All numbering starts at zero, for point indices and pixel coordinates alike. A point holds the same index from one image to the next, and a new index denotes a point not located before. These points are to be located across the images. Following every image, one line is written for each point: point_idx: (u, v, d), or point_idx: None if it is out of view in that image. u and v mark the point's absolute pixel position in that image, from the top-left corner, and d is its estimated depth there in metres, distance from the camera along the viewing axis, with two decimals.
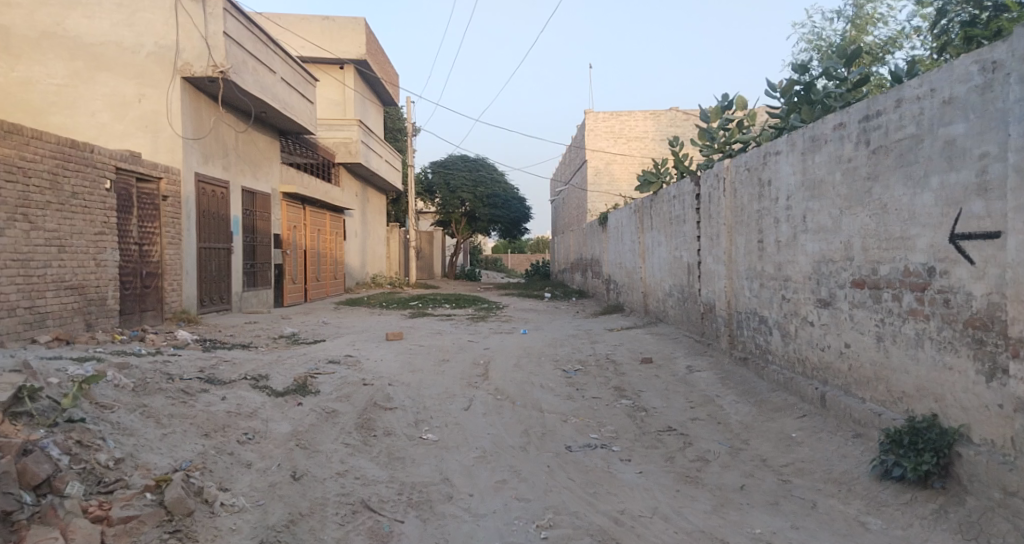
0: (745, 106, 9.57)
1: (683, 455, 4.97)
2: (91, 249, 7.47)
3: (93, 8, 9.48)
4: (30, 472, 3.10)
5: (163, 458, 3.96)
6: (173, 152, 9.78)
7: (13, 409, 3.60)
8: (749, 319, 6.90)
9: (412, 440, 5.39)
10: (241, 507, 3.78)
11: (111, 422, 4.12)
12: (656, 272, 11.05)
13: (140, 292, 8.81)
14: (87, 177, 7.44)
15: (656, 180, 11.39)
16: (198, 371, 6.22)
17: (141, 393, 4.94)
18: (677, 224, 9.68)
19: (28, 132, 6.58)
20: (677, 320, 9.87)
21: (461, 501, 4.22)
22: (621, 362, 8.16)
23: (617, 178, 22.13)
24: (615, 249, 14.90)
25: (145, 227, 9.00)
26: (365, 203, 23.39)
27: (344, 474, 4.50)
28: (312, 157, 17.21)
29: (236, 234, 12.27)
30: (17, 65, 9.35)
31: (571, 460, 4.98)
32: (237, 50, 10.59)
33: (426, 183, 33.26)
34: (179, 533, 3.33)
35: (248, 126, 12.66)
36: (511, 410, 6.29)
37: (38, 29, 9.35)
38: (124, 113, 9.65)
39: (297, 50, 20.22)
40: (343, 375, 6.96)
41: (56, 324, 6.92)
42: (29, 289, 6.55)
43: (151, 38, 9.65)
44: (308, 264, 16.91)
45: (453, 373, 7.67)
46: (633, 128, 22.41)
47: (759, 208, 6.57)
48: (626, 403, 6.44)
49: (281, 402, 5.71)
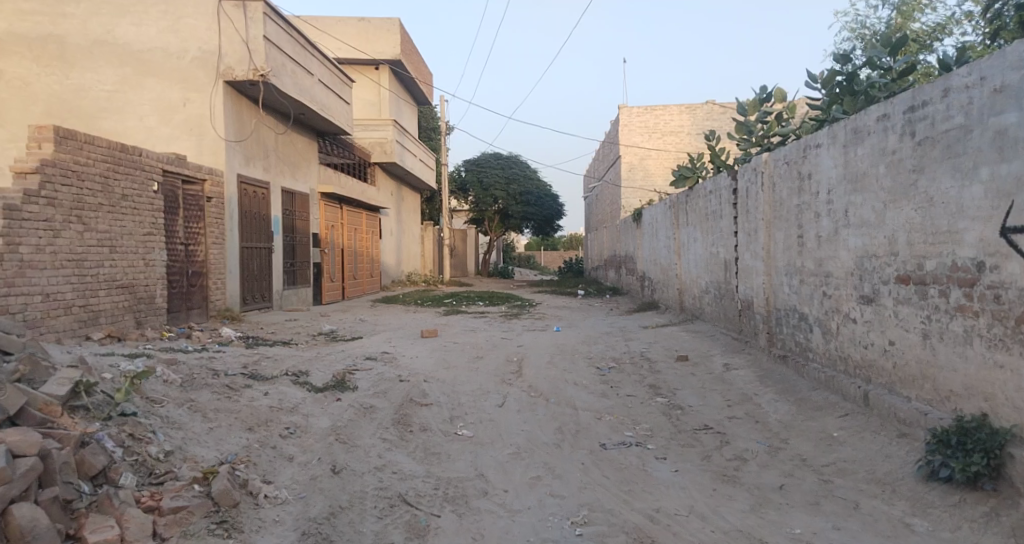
0: (784, 99, 9.36)
1: (720, 454, 4.92)
2: (140, 249, 7.77)
3: (140, 16, 9.82)
4: (87, 462, 3.26)
5: (209, 451, 4.11)
6: (216, 155, 10.08)
7: (71, 403, 3.78)
8: (789, 316, 6.76)
9: (447, 436, 5.46)
10: (284, 499, 3.90)
11: (161, 417, 4.29)
12: (692, 268, 10.91)
13: (186, 290, 9.12)
14: (135, 180, 7.74)
15: (692, 175, 11.23)
16: (242, 367, 6.42)
17: (188, 389, 5.13)
18: (714, 220, 9.53)
19: (81, 138, 6.88)
20: (713, 317, 9.74)
21: (496, 497, 4.26)
22: (656, 360, 8.08)
23: (651, 173, 21.89)
24: (649, 246, 14.78)
25: (190, 227, 9.31)
26: (399, 202, 23.65)
27: (382, 469, 4.59)
28: (349, 158, 17.48)
29: (277, 234, 12.60)
30: (70, 73, 9.72)
31: (606, 457, 4.97)
32: (276, 54, 10.85)
33: (460, 181, 33.51)
34: (226, 523, 3.45)
35: (287, 128, 12.97)
36: (545, 407, 6.30)
37: (90, 38, 9.71)
38: (170, 118, 9.98)
39: (333, 52, 20.54)
40: (380, 371, 7.08)
41: (109, 322, 7.21)
42: (84, 289, 6.83)
43: (194, 45, 9.95)
44: (345, 262, 17.20)
45: (487, 370, 7.72)
46: (668, 122, 22.14)
47: (799, 203, 6.43)
48: (662, 402, 6.38)
49: (321, 398, 5.86)
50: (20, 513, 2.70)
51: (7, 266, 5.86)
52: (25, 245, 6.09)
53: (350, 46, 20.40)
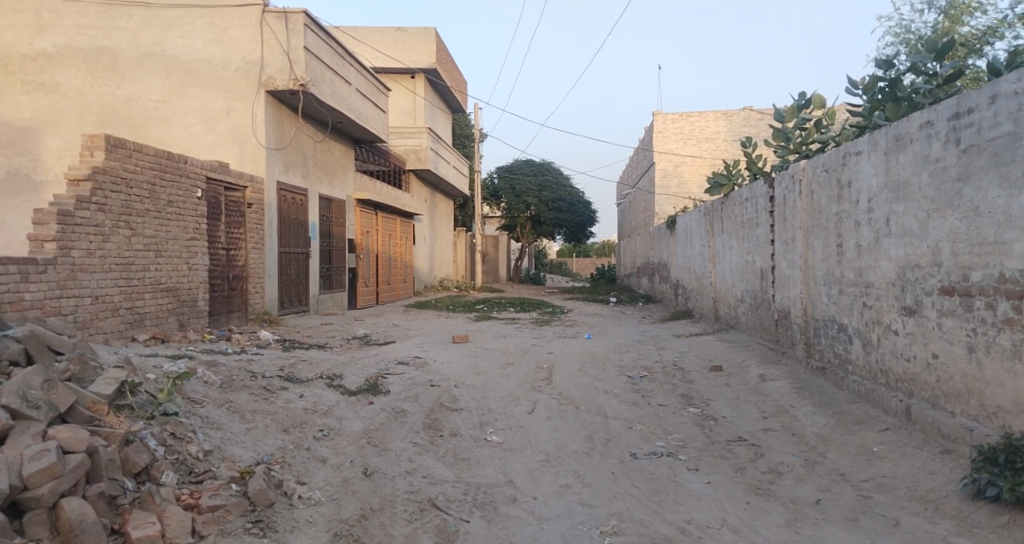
0: (824, 106, 9.16)
1: (755, 466, 4.82)
2: (184, 254, 8.03)
3: (187, 28, 10.21)
4: (132, 460, 3.39)
5: (246, 451, 4.21)
6: (257, 162, 10.32)
7: (117, 402, 3.93)
8: (827, 327, 6.61)
9: (476, 441, 5.49)
10: (318, 500, 3.97)
11: (201, 417, 4.43)
12: (727, 277, 10.74)
13: (227, 294, 9.39)
14: (180, 187, 8.01)
15: (727, 183, 11.08)
16: (279, 369, 6.56)
17: (228, 390, 5.28)
18: (750, 228, 9.37)
19: (131, 146, 7.15)
20: (748, 327, 9.56)
21: (525, 504, 4.26)
22: (689, 369, 7.97)
23: (686, 180, 21.68)
24: (683, 254, 14.61)
25: (231, 233, 9.58)
26: (433, 208, 23.88)
27: (412, 473, 4.64)
28: (384, 165, 17.74)
29: (314, 240, 12.85)
30: (121, 84, 10.14)
31: (636, 467, 4.93)
32: (316, 64, 11.09)
33: (492, 188, 33.66)
34: (261, 522, 3.54)
35: (325, 136, 13.24)
36: (575, 415, 6.27)
37: (141, 50, 10.14)
38: (214, 125, 10.26)
39: (370, 62, 20.96)
40: (412, 376, 7.15)
41: (153, 324, 7.46)
42: (130, 291, 7.08)
43: (238, 56, 10.27)
44: (379, 267, 17.41)
45: (517, 376, 7.73)
46: (704, 128, 21.87)
47: (838, 211, 6.28)
48: (695, 412, 6.30)
49: (354, 401, 5.95)
50: (70, 507, 2.84)
51: (59, 269, 6.12)
52: (76, 250, 6.33)
53: (386, 55, 20.80)
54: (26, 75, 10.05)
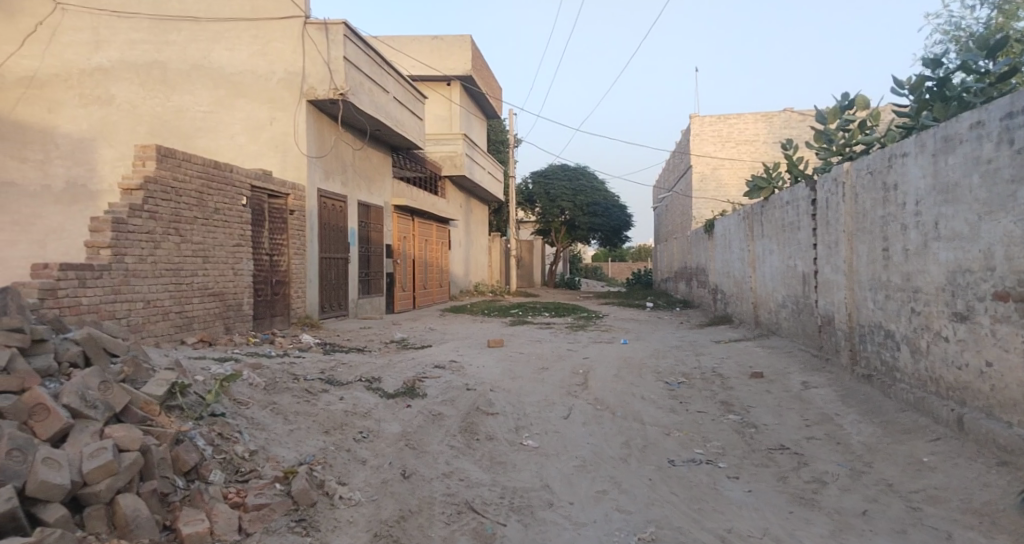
0: (868, 107, 8.92)
1: (798, 476, 4.72)
2: (229, 259, 8.31)
3: (233, 41, 10.57)
4: (182, 459, 3.54)
5: (289, 452, 4.33)
6: (299, 170, 10.56)
7: (168, 402, 4.09)
8: (873, 333, 6.43)
9: (512, 445, 5.51)
10: (358, 500, 4.04)
11: (246, 418, 4.58)
12: (768, 281, 10.54)
13: (270, 298, 9.65)
14: (227, 195, 8.28)
15: (767, 186, 10.87)
16: (319, 372, 6.70)
17: (272, 391, 5.43)
18: (792, 231, 9.17)
19: (180, 156, 7.41)
20: (791, 333, 9.35)
21: (562, 509, 4.26)
22: (729, 376, 7.83)
23: (724, 183, 21.34)
24: (722, 258, 14.39)
25: (275, 239, 9.85)
26: (468, 213, 24.06)
27: (449, 476, 4.69)
28: (421, 172, 17.96)
29: (353, 245, 13.08)
30: (171, 96, 10.54)
31: (675, 474, 4.87)
32: (355, 73, 11.32)
33: (527, 193, 33.73)
34: (303, 522, 3.63)
35: (364, 144, 13.49)
36: (611, 420, 6.24)
37: (190, 63, 10.53)
38: (258, 134, 10.56)
39: (407, 70, 21.28)
40: (448, 379, 7.22)
41: (201, 327, 7.72)
42: (180, 295, 7.34)
43: (281, 66, 10.55)
44: (415, 272, 17.62)
45: (552, 381, 7.72)
46: (743, 131, 21.55)
47: (884, 214, 6.11)
48: (735, 419, 6.19)
49: (392, 404, 6.03)
50: (126, 503, 2.97)
51: (114, 274, 6.38)
52: (130, 255, 6.60)
53: (423, 63, 21.07)
54: (84, 89, 10.54)
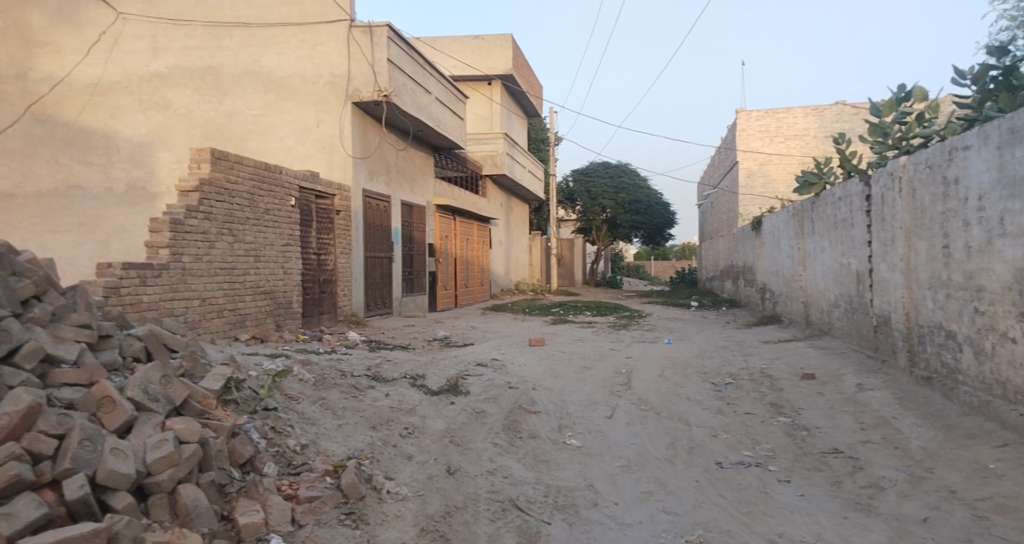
0: (927, 98, 8.57)
1: (852, 480, 4.57)
2: (279, 258, 8.54)
3: (282, 46, 10.86)
4: (238, 451, 3.66)
5: (339, 446, 4.43)
6: (345, 171, 10.77)
7: (224, 397, 4.24)
8: (933, 334, 6.18)
9: (555, 444, 5.51)
10: (404, 495, 4.10)
11: (297, 412, 4.70)
12: (819, 280, 10.24)
13: (318, 296, 9.89)
14: (276, 196, 8.51)
15: (818, 181, 10.57)
16: (366, 369, 6.83)
17: (321, 387, 5.56)
18: (844, 228, 8.88)
19: (232, 158, 7.65)
20: (844, 333, 9.07)
21: (606, 509, 4.24)
22: (778, 377, 7.64)
23: (772, 179, 20.84)
24: (770, 256, 14.06)
25: (322, 239, 10.08)
26: (509, 212, 24.13)
27: (493, 473, 4.72)
28: (463, 171, 18.09)
29: (397, 244, 13.28)
30: (224, 100, 10.90)
31: (722, 477, 4.78)
32: (399, 74, 11.47)
33: (567, 192, 33.61)
34: (353, 515, 3.71)
35: (407, 144, 13.67)
36: (656, 421, 6.17)
37: (241, 68, 10.87)
38: (306, 136, 10.81)
39: (448, 70, 21.45)
40: (491, 377, 7.26)
41: (253, 324, 7.97)
42: (233, 293, 7.59)
43: (327, 69, 10.78)
44: (457, 271, 17.78)
45: (595, 380, 7.68)
46: (791, 125, 21.00)
47: (944, 210, 5.86)
48: (785, 421, 6.04)
49: (437, 401, 6.10)
50: (187, 493, 3.09)
51: (172, 273, 6.64)
52: (187, 255, 6.85)
53: (465, 64, 21.21)
54: (143, 95, 10.99)
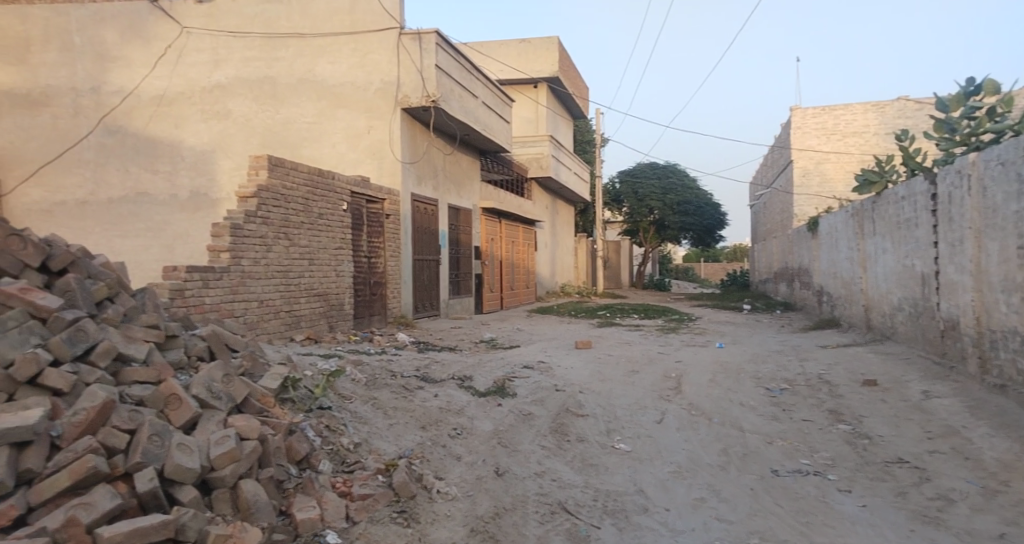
0: (999, 91, 8.13)
1: (919, 492, 4.38)
2: (332, 261, 8.77)
3: (335, 54, 11.15)
4: (295, 448, 3.77)
5: (390, 445, 4.51)
6: (395, 176, 10.97)
7: (281, 395, 4.38)
8: (1006, 339, 5.85)
9: (604, 448, 5.46)
10: (454, 495, 4.14)
11: (350, 411, 4.81)
12: (881, 282, 9.84)
13: (369, 298, 10.10)
14: (329, 200, 8.73)
15: (879, 180, 10.17)
16: (415, 369, 6.93)
17: (372, 387, 5.68)
18: (908, 229, 8.52)
19: (288, 165, 7.88)
20: (907, 338, 8.69)
21: (657, 515, 4.18)
22: (837, 383, 7.38)
23: (830, 178, 20.17)
24: (827, 257, 13.60)
25: (373, 242, 10.28)
26: (554, 214, 24.12)
27: (542, 475, 4.71)
28: (509, 174, 18.18)
29: (444, 247, 13.45)
30: (280, 109, 11.26)
31: (778, 485, 4.65)
32: (447, 80, 11.61)
33: (614, 193, 33.33)
34: (404, 513, 3.76)
35: (454, 148, 13.83)
36: (707, 427, 6.04)
37: (297, 77, 11.21)
38: (357, 142, 11.06)
39: (494, 74, 21.59)
40: (537, 380, 7.26)
41: (308, 325, 8.20)
42: (289, 295, 7.83)
43: (378, 77, 11.01)
44: (503, 273, 17.86)
45: (644, 384, 7.59)
46: (850, 122, 20.27)
47: (1018, 209, 5.55)
48: (845, 429, 5.82)
49: (484, 402, 6.14)
50: (247, 489, 3.20)
51: (232, 275, 6.89)
52: (246, 258, 7.10)
53: (511, 67, 21.34)
54: (204, 105, 11.46)
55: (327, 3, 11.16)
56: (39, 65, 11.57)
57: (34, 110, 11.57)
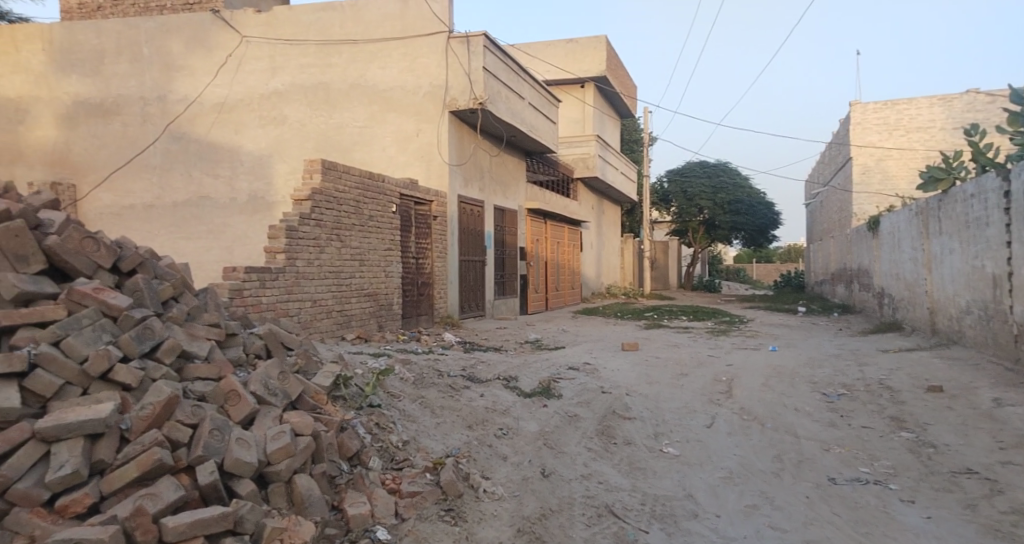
0: None
1: (990, 504, 4.15)
2: (381, 262, 8.94)
3: (385, 59, 11.37)
4: (346, 445, 3.85)
5: (437, 444, 4.56)
6: (442, 178, 11.12)
7: (334, 393, 4.49)
8: None
9: (652, 452, 5.38)
10: (501, 495, 4.15)
11: (399, 409, 4.89)
12: (947, 284, 9.38)
13: (417, 298, 10.25)
14: (379, 203, 8.90)
15: (946, 177, 9.70)
16: (461, 369, 6.99)
17: (420, 386, 5.75)
18: (978, 228, 8.10)
19: (341, 168, 8.06)
20: (977, 343, 8.26)
21: (707, 521, 4.10)
22: (900, 389, 7.07)
23: (892, 176, 19.33)
24: (889, 257, 13.05)
25: (420, 243, 10.43)
26: (600, 215, 23.95)
27: (588, 478, 4.68)
28: (555, 175, 18.15)
29: (490, 248, 13.52)
30: (333, 114, 11.55)
31: (836, 493, 4.49)
32: (494, 82, 11.69)
33: (663, 193, 32.82)
34: (452, 511, 3.80)
35: (500, 150, 13.90)
36: (760, 432, 5.88)
37: (349, 82, 11.47)
38: (406, 146, 11.25)
39: (541, 75, 21.60)
40: (583, 381, 7.21)
41: (358, 325, 8.38)
42: (340, 295, 8.02)
43: (427, 80, 11.17)
44: (548, 274, 17.84)
45: (693, 387, 7.44)
46: (914, 117, 19.40)
47: None
48: (908, 437, 5.57)
49: (530, 403, 6.14)
50: (302, 483, 3.30)
51: (287, 276, 7.10)
52: (300, 259, 7.30)
53: (558, 67, 21.31)
54: (262, 111, 11.84)
55: (379, 9, 11.40)
56: (111, 76, 12.21)
57: (106, 118, 12.22)
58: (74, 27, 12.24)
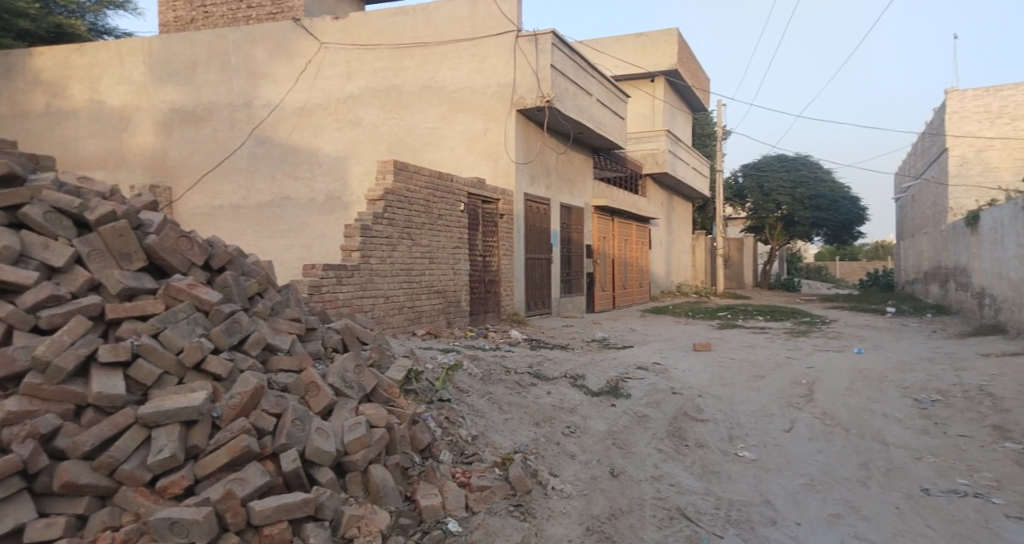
0: None
1: None
2: (450, 260, 9.10)
3: (455, 60, 11.55)
4: (418, 438, 3.94)
5: (506, 440, 4.59)
6: (509, 177, 11.20)
7: (406, 387, 4.60)
8: None
9: (726, 455, 5.22)
10: (570, 493, 4.14)
11: (467, 404, 4.96)
12: None
13: (484, 296, 10.38)
14: (448, 202, 9.05)
15: None
16: (528, 366, 7.02)
17: (488, 382, 5.81)
18: None
19: (412, 168, 8.25)
20: None
21: (787, 529, 3.94)
22: (1002, 396, 6.55)
23: (994, 167, 17.95)
24: (991, 254, 12.10)
25: (487, 241, 10.55)
26: (670, 212, 23.42)
27: (659, 479, 4.60)
28: (623, 171, 17.90)
29: (557, 246, 13.49)
30: (404, 116, 11.83)
31: (930, 505, 4.21)
32: (562, 79, 11.65)
33: (737, 188, 31.72)
34: (521, 507, 3.82)
35: (567, 147, 13.85)
36: (843, 438, 5.58)
37: (419, 84, 11.72)
38: (475, 145, 11.40)
39: (610, 70, 21.33)
40: (653, 381, 7.08)
41: (428, 321, 8.56)
42: (411, 292, 8.21)
43: (495, 80, 11.27)
44: (616, 272, 17.61)
45: (770, 390, 7.16)
46: (1020, 103, 17.92)
47: None
48: (1012, 448, 5.16)
49: (598, 402, 6.08)
50: (377, 473, 3.40)
51: (362, 273, 7.34)
52: (374, 257, 7.53)
53: (627, 62, 20.99)
54: (338, 115, 12.27)
55: (449, 12, 11.59)
56: (202, 85, 12.99)
57: (198, 124, 13.01)
58: (170, 40, 13.11)
